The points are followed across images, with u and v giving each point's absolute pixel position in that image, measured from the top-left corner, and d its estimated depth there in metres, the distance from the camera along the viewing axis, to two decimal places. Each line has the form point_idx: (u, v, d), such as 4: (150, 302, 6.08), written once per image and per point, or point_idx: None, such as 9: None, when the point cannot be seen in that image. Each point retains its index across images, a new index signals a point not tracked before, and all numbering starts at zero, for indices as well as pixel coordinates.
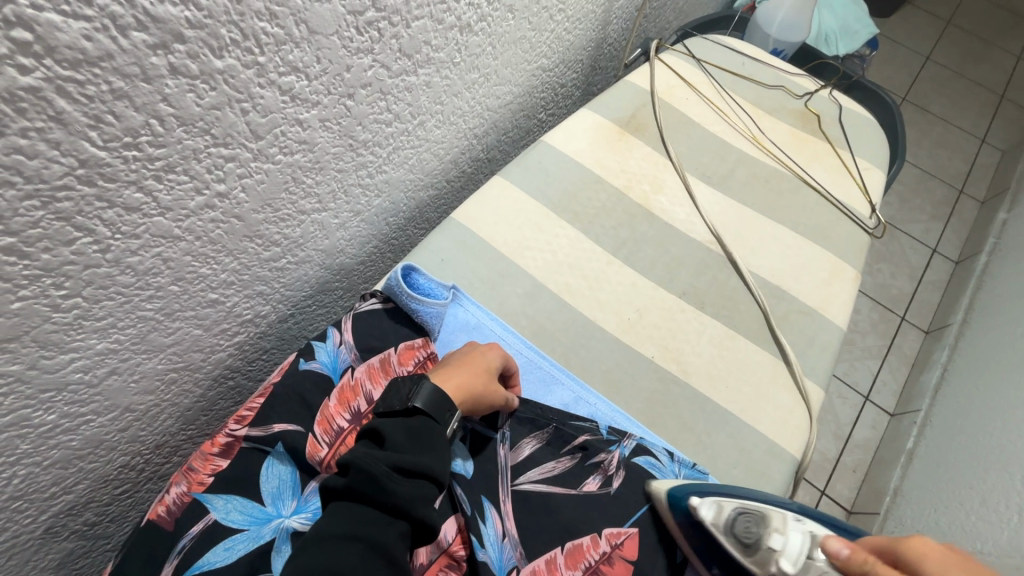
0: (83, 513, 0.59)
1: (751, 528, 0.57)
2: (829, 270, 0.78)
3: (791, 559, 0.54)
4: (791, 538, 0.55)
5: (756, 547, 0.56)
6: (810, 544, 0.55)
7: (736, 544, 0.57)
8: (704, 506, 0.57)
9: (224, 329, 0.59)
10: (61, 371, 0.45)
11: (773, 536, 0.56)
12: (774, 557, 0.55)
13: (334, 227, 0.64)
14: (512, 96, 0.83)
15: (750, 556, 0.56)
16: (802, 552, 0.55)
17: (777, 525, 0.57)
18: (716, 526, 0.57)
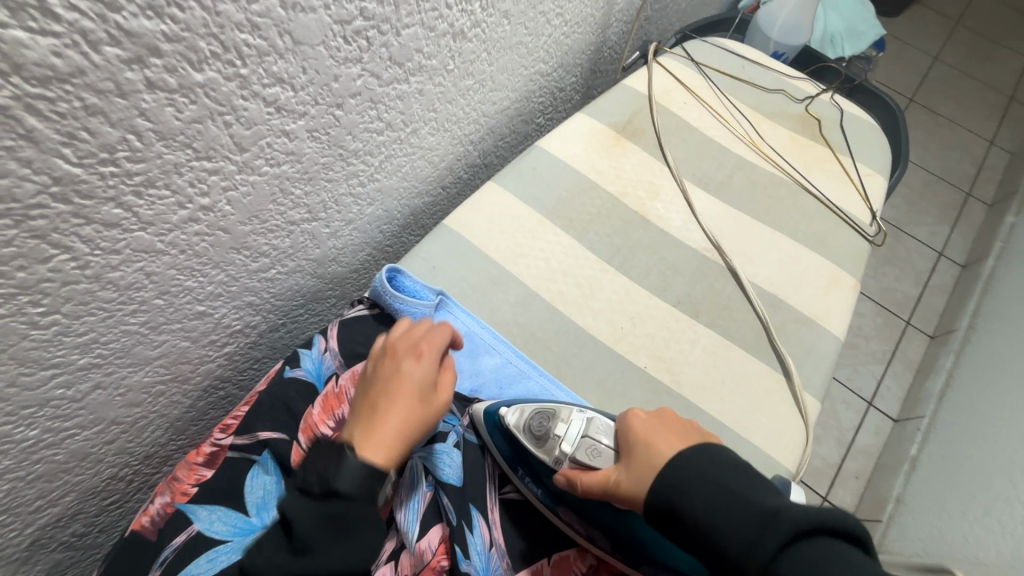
0: (70, 524, 0.59)
1: (543, 423, 0.57)
2: (828, 279, 0.76)
3: (570, 444, 0.56)
4: (572, 426, 0.57)
5: (546, 438, 0.57)
6: (589, 426, 0.57)
7: (530, 442, 0.57)
8: (510, 412, 0.58)
9: (213, 340, 0.59)
10: (43, 386, 0.44)
11: (557, 427, 0.57)
12: (557, 443, 0.56)
13: (325, 236, 0.63)
14: (509, 101, 0.82)
15: (541, 449, 0.56)
16: (578, 436, 0.56)
17: (562, 416, 0.58)
18: (518, 429, 0.57)
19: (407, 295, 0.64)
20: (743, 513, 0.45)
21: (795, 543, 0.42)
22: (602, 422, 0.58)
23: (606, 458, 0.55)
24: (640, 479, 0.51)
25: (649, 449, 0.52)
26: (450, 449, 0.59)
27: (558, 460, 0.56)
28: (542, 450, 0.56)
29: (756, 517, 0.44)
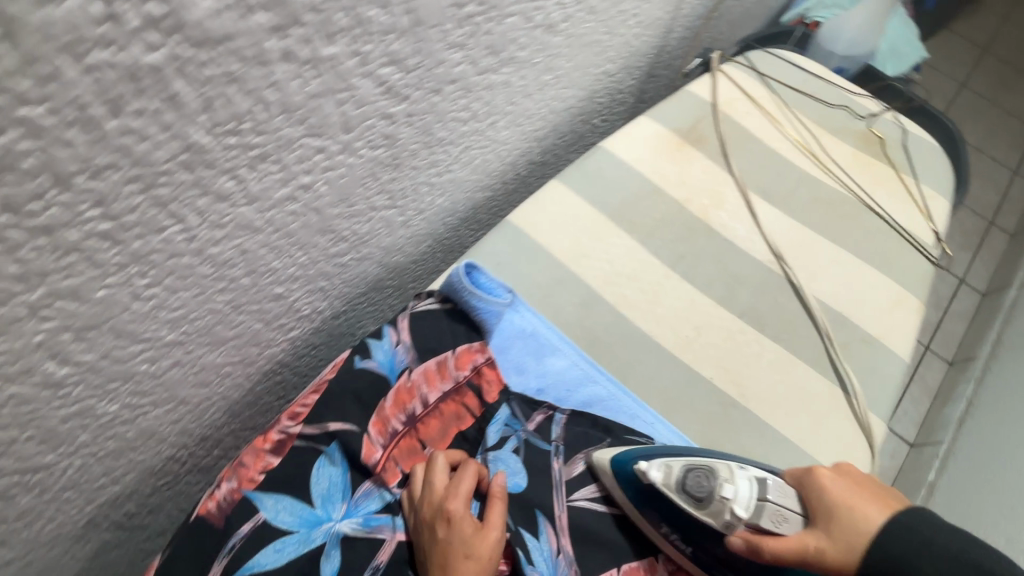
0: (125, 504, 0.57)
1: (703, 481, 0.54)
2: (892, 300, 0.76)
3: (744, 506, 0.52)
4: (742, 487, 0.53)
5: (708, 499, 0.54)
6: (758, 488, 0.53)
7: (686, 500, 0.55)
8: (651, 468, 0.55)
9: (282, 324, 0.57)
10: (129, 360, 0.43)
11: (724, 488, 0.53)
12: (727, 506, 0.53)
13: (397, 225, 0.62)
14: (576, 99, 0.81)
15: (703, 510, 0.54)
16: (752, 497, 0.52)
17: (725, 475, 0.54)
18: (668, 487, 0.55)
19: (484, 291, 0.64)
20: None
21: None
22: (772, 481, 0.54)
23: (793, 524, 0.52)
24: (851, 549, 0.48)
25: (858, 522, 0.49)
26: (508, 454, 0.59)
27: (729, 523, 0.53)
28: (704, 511, 0.54)
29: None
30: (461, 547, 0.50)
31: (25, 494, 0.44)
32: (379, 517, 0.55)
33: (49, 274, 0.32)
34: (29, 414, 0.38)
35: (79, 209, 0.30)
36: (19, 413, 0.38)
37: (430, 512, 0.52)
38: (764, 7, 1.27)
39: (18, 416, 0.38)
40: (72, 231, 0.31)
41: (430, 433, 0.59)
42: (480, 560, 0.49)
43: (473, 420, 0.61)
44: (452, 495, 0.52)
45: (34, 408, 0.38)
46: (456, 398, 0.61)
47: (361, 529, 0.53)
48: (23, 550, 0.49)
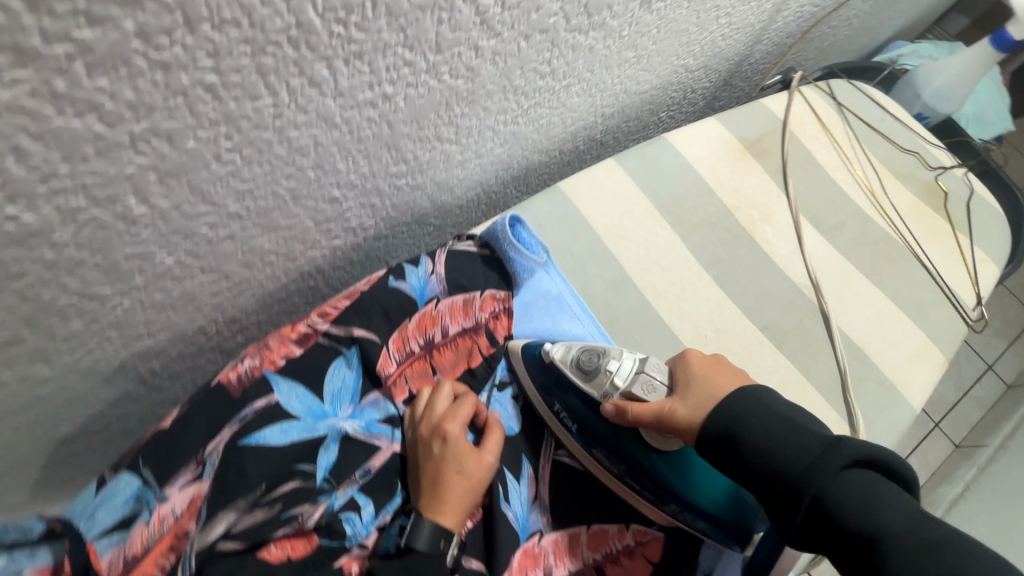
0: (151, 360, 0.62)
1: (592, 355, 0.59)
2: (918, 349, 0.75)
3: (623, 377, 0.57)
4: (624, 362, 0.58)
5: (594, 372, 0.58)
6: (638, 363, 0.58)
7: (576, 373, 0.59)
8: (553, 346, 0.60)
9: (328, 229, 0.60)
10: (194, 219, 0.46)
11: (608, 362, 0.58)
12: (608, 377, 0.58)
13: (455, 162, 0.65)
14: (649, 84, 0.82)
15: (587, 381, 0.58)
16: (631, 371, 0.58)
17: (613, 353, 0.59)
18: (563, 363, 0.59)
19: (522, 240, 0.66)
20: (801, 438, 0.50)
21: (845, 470, 0.47)
22: (652, 359, 0.60)
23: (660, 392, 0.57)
24: (698, 407, 0.54)
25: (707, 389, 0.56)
26: (506, 399, 0.62)
27: (608, 391, 0.57)
28: (590, 384, 0.58)
29: (815, 443, 0.49)
30: (454, 464, 0.53)
31: (76, 319, 0.48)
32: (380, 426, 0.58)
33: (155, 110, 0.35)
34: (102, 242, 0.42)
35: (195, 55, 0.33)
36: (94, 238, 0.41)
37: (427, 431, 0.55)
38: (854, 44, 1.25)
39: (93, 241, 0.41)
40: (184, 75, 0.34)
41: (443, 362, 0.62)
42: (469, 478, 0.53)
43: (482, 360, 0.64)
44: (451, 418, 0.55)
45: (107, 238, 0.42)
46: (473, 336, 0.63)
47: (361, 433, 0.57)
48: (60, 374, 0.53)
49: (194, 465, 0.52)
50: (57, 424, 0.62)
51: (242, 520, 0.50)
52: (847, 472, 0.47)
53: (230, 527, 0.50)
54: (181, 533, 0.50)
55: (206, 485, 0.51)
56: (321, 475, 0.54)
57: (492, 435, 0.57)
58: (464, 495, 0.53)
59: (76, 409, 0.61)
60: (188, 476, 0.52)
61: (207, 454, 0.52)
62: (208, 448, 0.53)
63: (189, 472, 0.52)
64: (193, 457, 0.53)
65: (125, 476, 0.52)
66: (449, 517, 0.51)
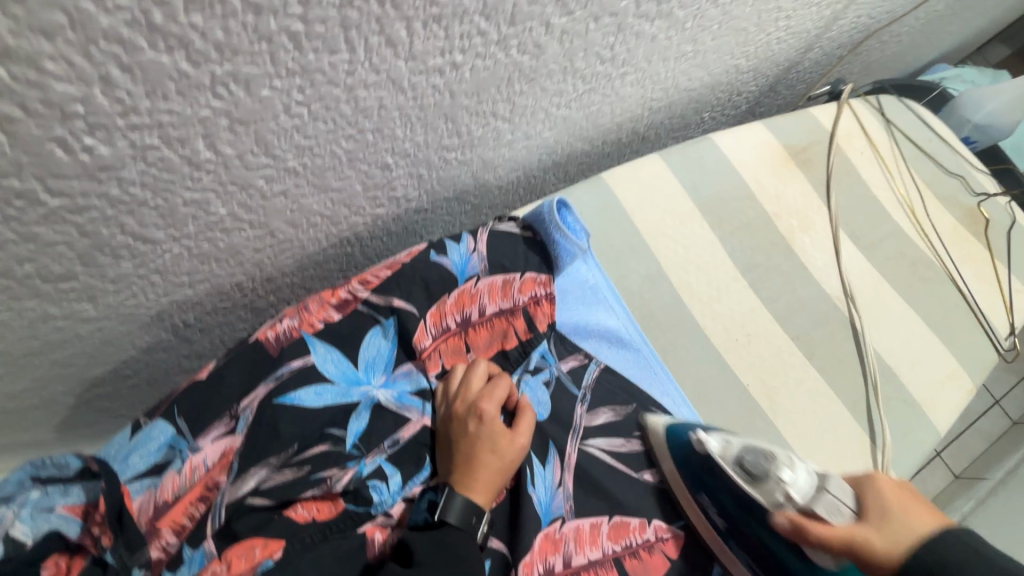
0: (187, 311, 0.62)
1: (760, 459, 0.54)
2: (947, 373, 0.74)
3: (800, 492, 0.51)
4: (800, 474, 0.52)
5: (763, 477, 0.53)
6: (818, 479, 0.52)
7: (741, 475, 0.55)
8: (710, 439, 0.58)
9: (375, 196, 0.60)
10: (255, 170, 0.46)
11: (780, 471, 0.52)
12: (781, 488, 0.52)
13: (504, 141, 0.65)
14: (699, 81, 0.81)
15: (755, 487, 0.54)
16: (810, 486, 0.52)
17: (785, 460, 0.53)
18: (722, 459, 0.56)
19: (568, 224, 0.66)
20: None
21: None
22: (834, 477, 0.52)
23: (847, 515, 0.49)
24: (895, 541, 0.45)
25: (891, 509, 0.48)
26: (538, 384, 0.61)
27: (778, 501, 0.52)
28: (756, 488, 0.54)
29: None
30: (489, 443, 0.54)
31: (127, 261, 0.48)
32: (411, 398, 0.58)
33: (240, 53, 0.35)
34: (165, 184, 0.42)
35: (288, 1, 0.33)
36: (159, 179, 0.41)
37: (462, 408, 0.56)
38: (899, 63, 1.24)
39: (158, 182, 0.41)
40: (274, 20, 0.34)
41: (477, 341, 0.61)
42: (502, 458, 0.54)
43: (517, 343, 0.62)
44: (487, 397, 0.55)
45: (171, 180, 0.42)
46: (508, 318, 0.62)
47: (393, 403, 0.57)
48: (102, 316, 0.54)
49: (227, 419, 0.52)
50: (89, 366, 0.62)
51: (272, 478, 0.51)
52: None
53: (259, 484, 0.50)
54: (211, 485, 0.50)
55: (238, 440, 0.52)
56: (350, 441, 0.54)
57: (525, 418, 0.57)
58: (495, 474, 0.53)
59: (110, 353, 0.61)
60: (222, 430, 0.52)
61: (241, 409, 0.53)
62: (242, 404, 0.53)
63: (222, 426, 0.52)
64: (227, 411, 0.53)
65: (158, 423, 0.52)
66: (479, 495, 0.52)
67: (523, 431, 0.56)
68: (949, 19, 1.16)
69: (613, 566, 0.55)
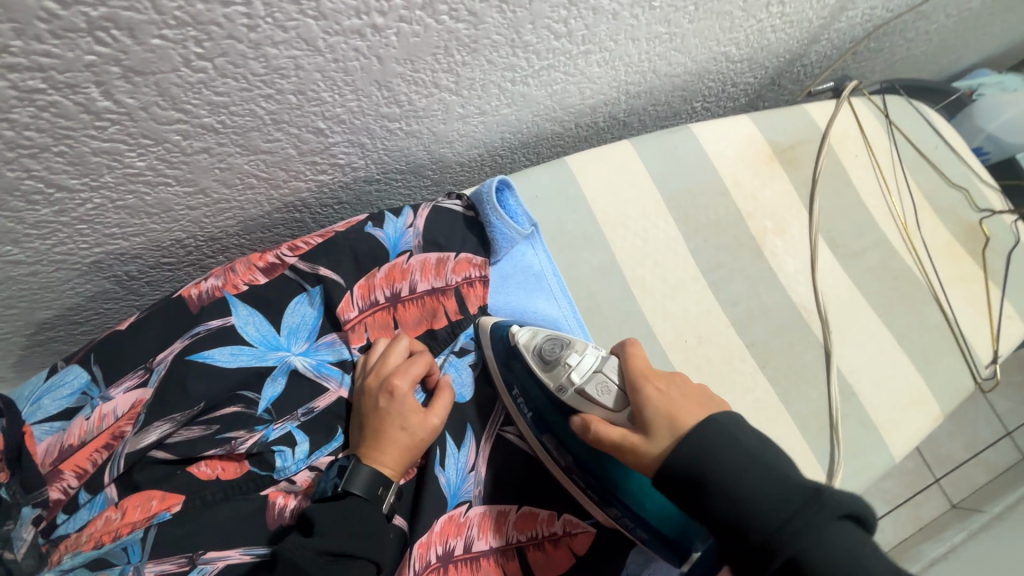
0: (128, 263, 0.62)
1: (555, 346, 0.55)
2: (912, 397, 0.70)
3: (581, 373, 0.52)
4: (585, 358, 0.53)
5: (554, 363, 0.54)
6: (600, 361, 0.53)
7: (536, 362, 0.56)
8: (521, 329, 0.58)
9: (314, 161, 0.59)
10: (166, 125, 0.45)
11: (568, 356, 0.54)
12: (566, 371, 0.53)
13: (455, 115, 0.63)
14: (683, 67, 0.76)
15: (546, 371, 0.55)
16: (591, 367, 0.53)
17: (577, 346, 0.54)
18: (526, 348, 0.57)
19: (507, 206, 0.63)
20: (782, 487, 0.39)
21: (830, 522, 0.37)
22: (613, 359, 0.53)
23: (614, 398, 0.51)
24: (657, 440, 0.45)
25: (669, 399, 0.47)
26: (462, 366, 0.61)
27: (563, 385, 0.53)
28: (546, 374, 0.55)
29: (796, 490, 0.39)
30: (398, 419, 0.53)
31: (45, 207, 0.48)
32: (331, 368, 0.58)
33: None
34: (65, 130, 0.42)
35: None
36: (57, 125, 0.41)
37: (376, 383, 0.54)
38: (930, 65, 1.15)
39: (56, 127, 0.41)
40: None
41: (406, 318, 0.60)
42: (412, 434, 0.53)
43: (446, 323, 0.61)
44: (401, 373, 0.54)
45: (71, 127, 0.42)
46: (439, 297, 0.61)
47: (312, 371, 0.57)
48: (33, 259, 0.55)
49: (141, 371, 0.53)
50: (34, 309, 0.64)
51: (178, 433, 0.51)
52: (832, 526, 0.37)
53: (163, 438, 0.50)
54: (117, 434, 0.51)
55: (148, 393, 0.52)
56: (262, 404, 0.54)
57: (442, 395, 0.56)
58: (403, 450, 0.52)
59: (52, 298, 0.63)
60: (134, 381, 0.52)
61: (155, 363, 0.53)
62: (157, 358, 0.53)
63: (135, 378, 0.53)
64: (142, 363, 0.53)
65: (74, 368, 0.53)
66: (385, 469, 0.51)
67: (438, 408, 0.55)
68: (990, 19, 1.06)
69: (513, 555, 0.54)
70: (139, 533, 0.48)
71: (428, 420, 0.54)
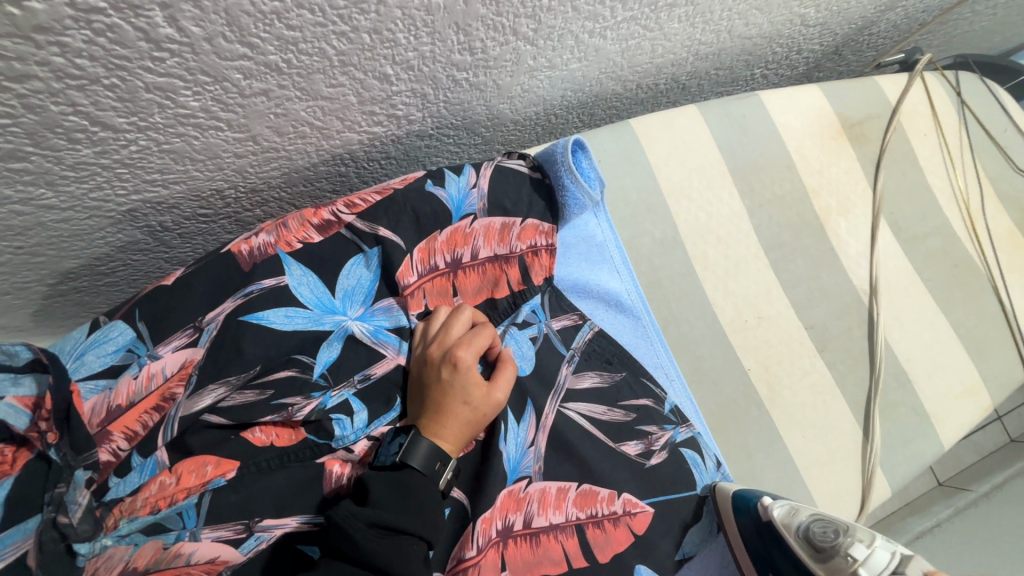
0: (163, 213, 0.57)
1: (829, 531, 0.53)
2: (965, 387, 0.69)
3: (870, 570, 0.50)
4: (879, 552, 0.50)
5: (831, 553, 0.52)
6: (899, 562, 0.50)
7: (805, 549, 0.53)
8: (774, 505, 0.55)
9: (372, 111, 0.54)
10: (228, 61, 0.40)
11: (852, 547, 0.51)
12: (851, 565, 0.50)
13: (525, 68, 0.58)
14: (759, 27, 0.71)
15: (820, 563, 0.52)
16: (887, 567, 0.49)
17: (861, 537, 0.52)
18: (785, 527, 0.54)
19: (580, 169, 0.60)
20: None
21: None
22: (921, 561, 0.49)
23: None
24: None
25: None
26: (523, 338, 0.58)
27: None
28: (821, 565, 0.52)
29: None
30: (461, 392, 0.50)
31: (86, 147, 0.43)
32: (388, 334, 0.55)
33: None
34: (120, 60, 0.37)
35: None
36: (112, 53, 0.36)
37: (438, 353, 0.52)
38: None
39: (110, 56, 0.36)
40: None
41: (465, 285, 0.57)
42: (474, 410, 0.50)
43: (507, 293, 0.59)
44: (465, 344, 0.51)
45: (127, 56, 0.37)
46: (502, 265, 0.58)
47: (368, 337, 0.54)
48: (65, 205, 0.50)
49: (189, 331, 0.49)
50: (60, 258, 0.59)
51: (232, 397, 0.48)
52: None
53: (218, 402, 0.48)
54: (167, 396, 0.48)
55: (200, 353, 0.49)
56: (317, 369, 0.51)
57: (505, 370, 0.53)
58: (464, 424, 0.50)
59: (80, 247, 0.58)
60: (182, 341, 0.49)
61: (205, 322, 0.50)
62: (207, 317, 0.50)
63: (184, 337, 0.49)
64: (190, 323, 0.50)
65: (118, 324, 0.49)
66: (445, 441, 0.49)
67: (500, 384, 0.52)
68: None
69: (572, 532, 0.53)
70: (195, 498, 0.46)
71: (491, 397, 0.51)
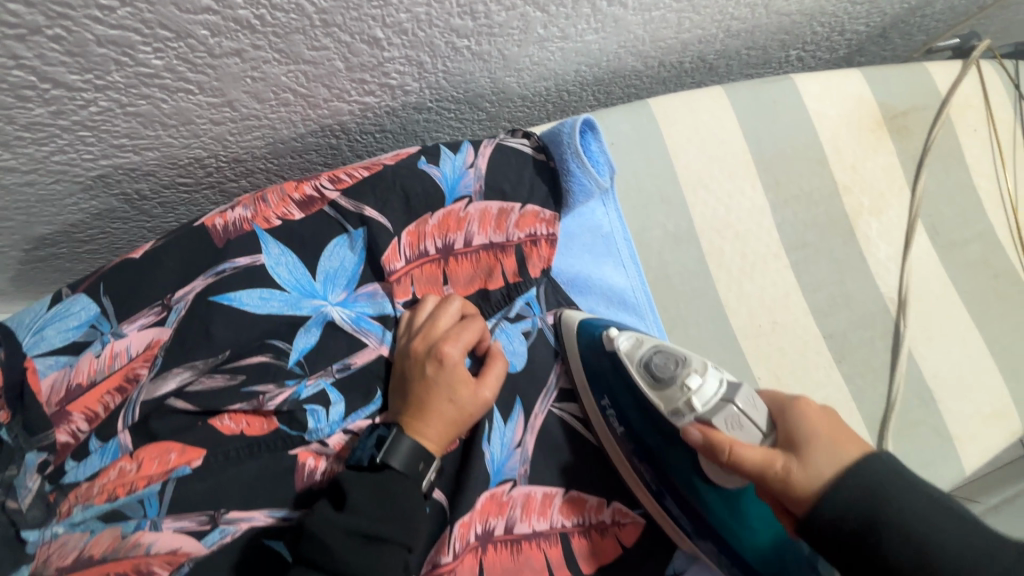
0: (139, 181, 0.53)
1: (669, 362, 0.47)
2: (994, 410, 0.63)
3: (702, 401, 0.44)
4: (709, 381, 0.45)
5: (669, 382, 0.46)
6: (728, 389, 0.44)
7: (644, 378, 0.48)
8: (620, 336, 0.51)
9: (362, 79, 0.49)
10: (189, 14, 0.36)
11: (688, 376, 0.45)
12: (685, 395, 0.45)
13: (533, 37, 0.52)
14: (799, 2, 0.64)
15: (658, 392, 0.47)
16: (716, 394, 0.44)
17: (697, 365, 0.46)
18: (629, 358, 0.50)
19: (589, 152, 0.55)
20: None
21: None
22: (745, 387, 0.44)
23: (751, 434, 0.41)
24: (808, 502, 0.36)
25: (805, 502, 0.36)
26: (516, 333, 0.54)
27: (678, 409, 0.46)
28: (657, 394, 0.47)
29: None
30: (446, 390, 0.46)
31: (39, 106, 0.40)
32: (371, 322, 0.51)
33: None
34: (62, 7, 0.33)
35: None
36: None
37: (422, 348, 0.48)
38: None
39: (50, 2, 0.33)
40: None
41: (457, 273, 0.53)
42: (461, 408, 0.47)
43: (502, 284, 0.54)
44: (453, 338, 0.48)
45: (69, 3, 0.33)
46: (497, 255, 0.54)
47: (350, 326, 0.50)
48: (26, 167, 0.46)
49: (157, 309, 0.46)
50: (32, 223, 0.55)
51: (199, 382, 0.46)
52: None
53: (184, 386, 0.45)
54: (130, 377, 0.45)
55: (167, 333, 0.46)
56: (294, 356, 0.48)
57: (494, 367, 0.49)
58: (450, 422, 0.47)
59: (52, 212, 0.54)
60: (150, 320, 0.46)
61: (174, 300, 0.46)
62: (176, 295, 0.46)
63: (151, 315, 0.46)
64: (157, 300, 0.46)
65: (81, 298, 0.46)
66: (430, 442, 0.46)
67: (488, 379, 0.49)
68: None
69: (557, 540, 0.50)
70: (157, 486, 0.43)
71: (478, 393, 0.48)
